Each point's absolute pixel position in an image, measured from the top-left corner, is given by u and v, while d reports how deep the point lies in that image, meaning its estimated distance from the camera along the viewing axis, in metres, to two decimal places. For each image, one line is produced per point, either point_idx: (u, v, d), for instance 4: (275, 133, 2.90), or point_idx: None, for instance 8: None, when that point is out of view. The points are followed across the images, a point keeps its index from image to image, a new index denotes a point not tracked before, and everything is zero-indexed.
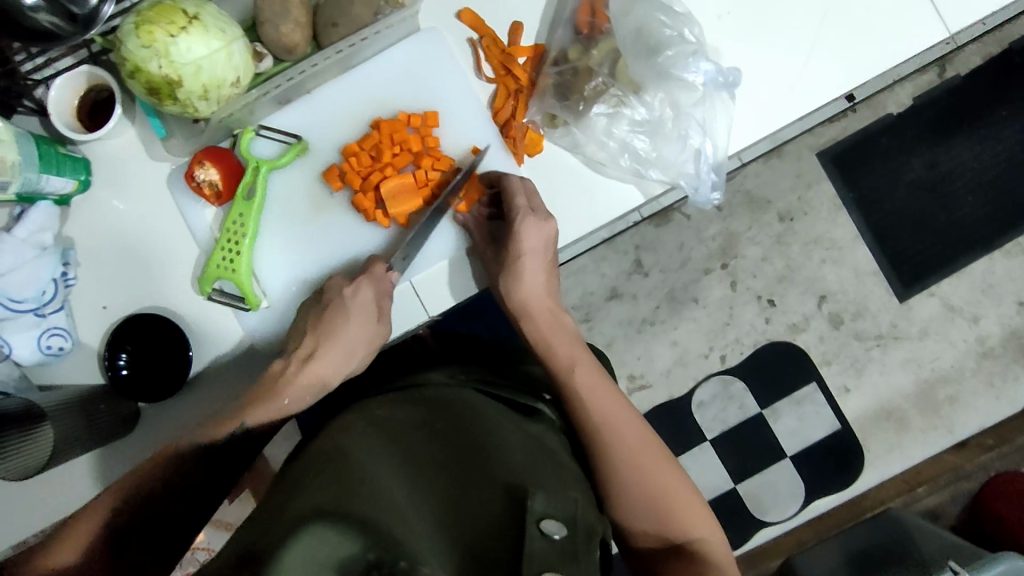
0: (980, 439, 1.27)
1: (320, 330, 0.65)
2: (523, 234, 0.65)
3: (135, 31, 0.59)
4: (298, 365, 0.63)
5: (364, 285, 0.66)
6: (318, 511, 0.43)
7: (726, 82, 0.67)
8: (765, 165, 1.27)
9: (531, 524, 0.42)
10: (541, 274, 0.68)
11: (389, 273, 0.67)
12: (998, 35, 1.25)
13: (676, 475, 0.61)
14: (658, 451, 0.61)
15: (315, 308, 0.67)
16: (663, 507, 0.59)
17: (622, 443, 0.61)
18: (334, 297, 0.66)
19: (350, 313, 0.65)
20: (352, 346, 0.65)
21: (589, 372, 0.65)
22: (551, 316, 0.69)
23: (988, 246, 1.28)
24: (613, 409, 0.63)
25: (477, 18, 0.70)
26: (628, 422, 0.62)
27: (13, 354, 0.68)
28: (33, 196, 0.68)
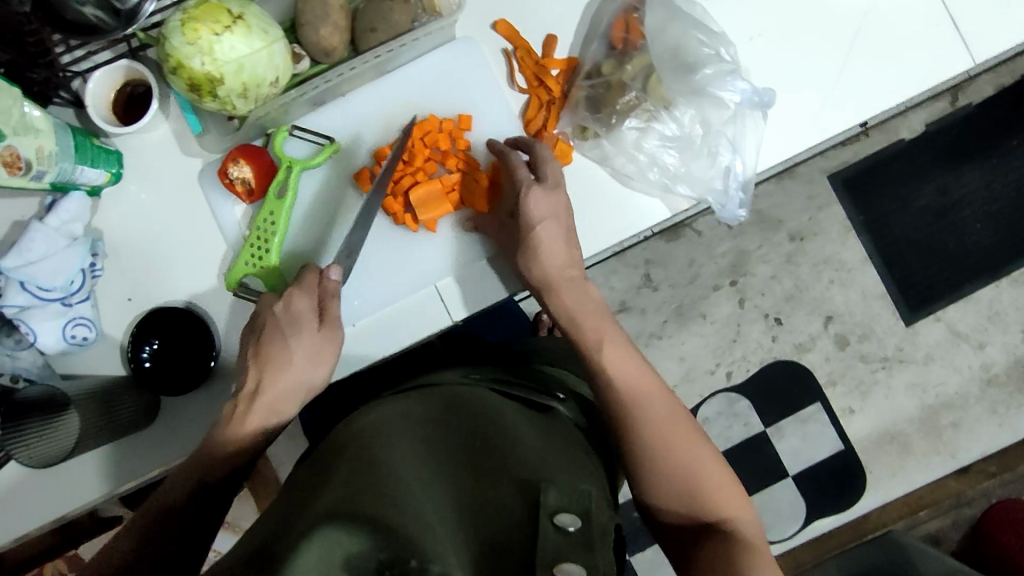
0: (982, 465, 1.28)
1: (259, 361, 0.62)
2: (532, 203, 0.64)
3: (181, 28, 0.60)
4: (248, 401, 0.61)
5: (299, 295, 0.64)
6: (332, 511, 0.43)
7: (761, 103, 0.67)
8: (777, 185, 1.29)
9: (545, 519, 0.44)
10: (563, 245, 0.66)
11: (325, 278, 0.64)
12: (1011, 66, 1.27)
13: (707, 453, 0.58)
14: (689, 427, 0.59)
15: (251, 338, 0.64)
16: (694, 487, 0.56)
17: (651, 418, 0.58)
18: (267, 319, 0.64)
19: (290, 330, 0.63)
20: (301, 360, 0.63)
21: (616, 348, 0.62)
22: (573, 283, 0.66)
23: (995, 274, 1.29)
24: (644, 385, 0.60)
25: (512, 28, 0.70)
26: (657, 396, 0.60)
27: (38, 342, 0.68)
28: (67, 186, 0.68)
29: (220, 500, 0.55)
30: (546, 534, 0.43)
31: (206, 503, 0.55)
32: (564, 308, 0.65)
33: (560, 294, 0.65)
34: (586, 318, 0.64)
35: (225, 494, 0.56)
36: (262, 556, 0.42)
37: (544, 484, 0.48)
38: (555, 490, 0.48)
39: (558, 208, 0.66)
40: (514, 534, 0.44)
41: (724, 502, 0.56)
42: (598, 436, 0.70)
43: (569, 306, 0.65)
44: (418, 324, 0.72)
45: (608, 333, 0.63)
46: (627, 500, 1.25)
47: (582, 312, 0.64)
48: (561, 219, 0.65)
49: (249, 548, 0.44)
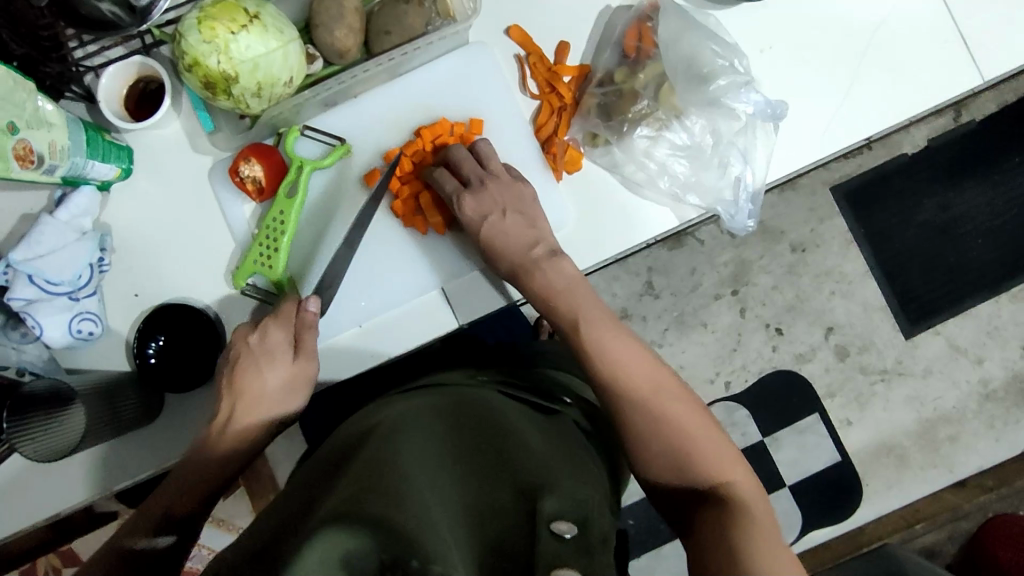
0: (979, 479, 1.28)
1: (233, 389, 0.65)
2: (488, 195, 0.68)
3: (197, 26, 0.60)
4: (219, 430, 0.64)
5: (274, 325, 0.66)
6: (335, 513, 0.42)
7: (774, 114, 0.68)
8: (780, 196, 1.29)
9: (542, 526, 0.44)
10: (527, 225, 0.68)
11: (301, 309, 0.66)
12: (1014, 83, 1.28)
13: (696, 417, 0.58)
14: (674, 394, 0.59)
15: (226, 368, 0.67)
16: (685, 452, 0.55)
17: (633, 387, 0.59)
18: (242, 349, 0.66)
19: (265, 357, 0.66)
20: (274, 384, 0.66)
21: (597, 324, 0.64)
22: (545, 261, 0.67)
23: (995, 289, 1.30)
24: (629, 359, 0.61)
25: (525, 34, 0.71)
26: (640, 363, 0.61)
27: (44, 336, 0.68)
28: (77, 180, 0.68)
29: (195, 520, 0.57)
30: (545, 541, 0.43)
31: (185, 517, 0.57)
32: (543, 285, 0.67)
33: (536, 273, 0.67)
34: (588, 310, 0.65)
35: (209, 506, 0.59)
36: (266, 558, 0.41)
37: (545, 490, 0.48)
38: (555, 496, 0.48)
39: (499, 198, 0.69)
40: (515, 540, 0.44)
41: (719, 465, 0.54)
42: (602, 442, 0.70)
43: (550, 282, 0.67)
44: (425, 326, 0.73)
45: (584, 310, 0.65)
46: (624, 506, 1.25)
47: (554, 291, 0.66)
48: (508, 209, 0.68)
49: (253, 547, 0.44)
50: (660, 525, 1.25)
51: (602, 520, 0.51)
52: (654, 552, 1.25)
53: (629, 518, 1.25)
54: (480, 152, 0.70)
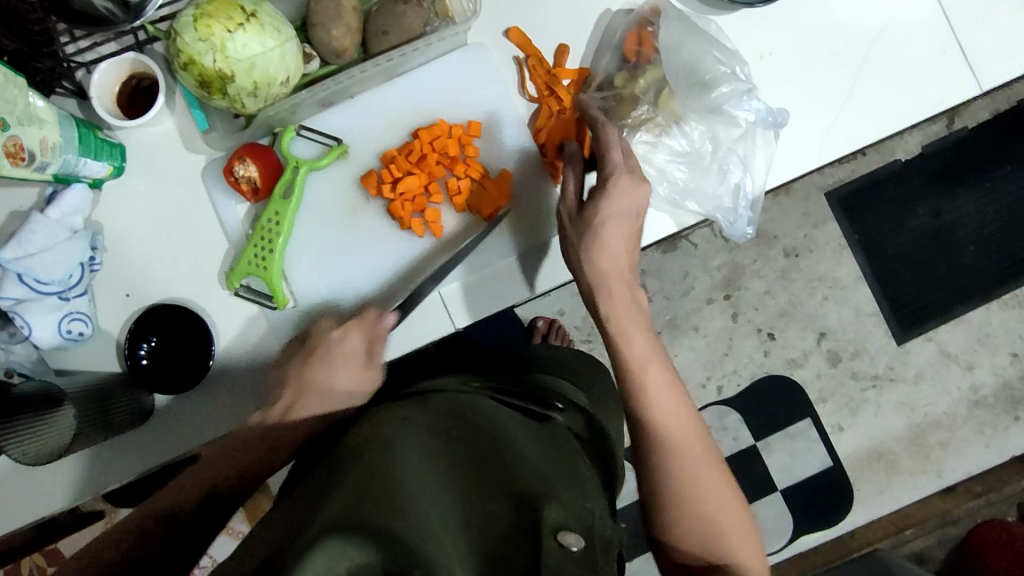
0: (968, 485, 1.29)
1: (306, 374, 0.65)
2: (614, 194, 0.62)
3: (193, 24, 0.59)
4: (278, 415, 0.63)
5: (352, 331, 0.66)
6: (335, 523, 0.41)
7: (775, 123, 0.68)
8: (773, 201, 1.30)
9: (547, 534, 0.44)
10: (625, 241, 0.65)
11: (380, 319, 0.66)
12: (1006, 92, 1.28)
13: (732, 502, 0.61)
14: (718, 475, 0.62)
15: (301, 353, 0.67)
16: (712, 524, 0.60)
17: (684, 450, 0.61)
18: (320, 343, 0.67)
19: (338, 359, 0.65)
20: (341, 383, 0.65)
21: (659, 372, 0.64)
22: (626, 289, 0.65)
23: (987, 296, 1.31)
24: (679, 416, 0.63)
25: (524, 36, 0.70)
26: (690, 424, 0.63)
27: (33, 336, 0.67)
28: (69, 178, 0.67)
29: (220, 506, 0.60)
30: (548, 548, 0.43)
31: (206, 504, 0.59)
32: (616, 320, 0.65)
33: (615, 303, 0.65)
34: (633, 348, 0.65)
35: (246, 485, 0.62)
36: (267, 565, 0.41)
37: (546, 497, 0.48)
38: (556, 504, 0.48)
39: (622, 199, 0.62)
40: (512, 545, 0.44)
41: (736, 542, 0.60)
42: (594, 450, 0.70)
43: (623, 319, 0.65)
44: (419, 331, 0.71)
45: (649, 351, 0.65)
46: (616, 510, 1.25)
47: (627, 321, 0.65)
48: (620, 217, 0.63)
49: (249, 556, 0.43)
50: None
51: (602, 529, 0.51)
52: (645, 556, 1.25)
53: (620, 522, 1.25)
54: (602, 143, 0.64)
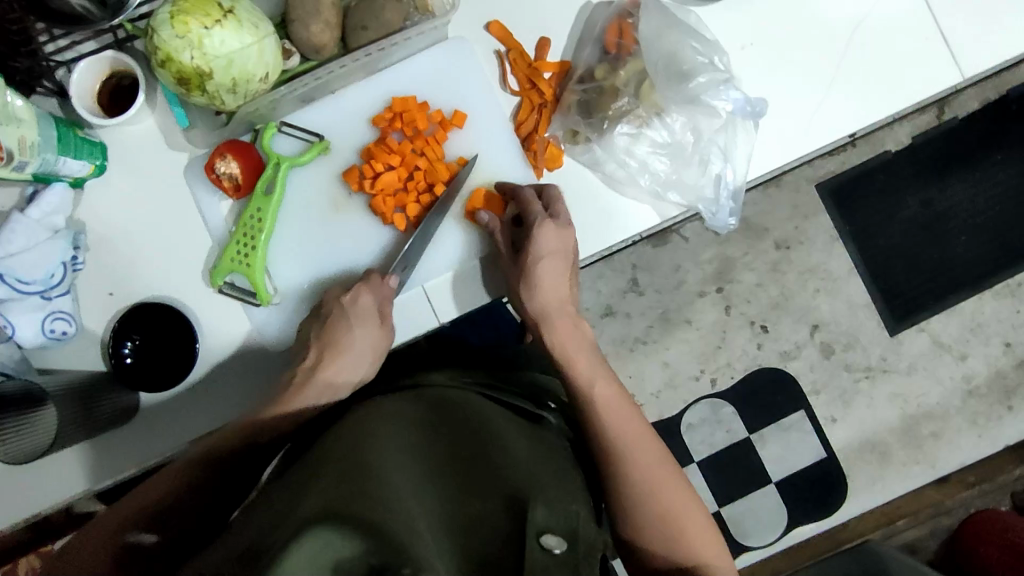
0: (961, 475, 1.29)
1: (322, 339, 0.66)
2: (541, 238, 0.66)
3: (170, 21, 0.59)
4: (305, 375, 0.64)
5: (364, 292, 0.66)
6: (322, 514, 0.42)
7: (754, 112, 0.68)
8: (763, 193, 1.29)
9: (531, 536, 0.45)
10: (564, 278, 0.68)
11: (387, 279, 0.67)
12: (996, 81, 1.28)
13: (693, 505, 0.60)
14: (676, 477, 0.61)
15: (316, 321, 0.67)
16: (670, 530, 0.59)
17: (636, 461, 0.60)
18: (334, 307, 0.67)
19: (354, 321, 0.65)
20: (360, 346, 0.65)
21: (607, 386, 0.64)
22: (569, 318, 0.69)
23: (978, 286, 1.30)
24: (642, 433, 0.62)
25: (505, 30, 0.70)
26: (641, 435, 0.62)
27: (15, 337, 0.68)
28: (49, 177, 0.67)
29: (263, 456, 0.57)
30: (534, 551, 0.44)
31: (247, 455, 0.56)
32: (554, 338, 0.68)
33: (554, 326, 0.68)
34: (584, 364, 0.66)
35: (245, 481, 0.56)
36: (249, 555, 0.40)
37: (531, 500, 0.49)
38: (542, 508, 0.49)
39: (558, 242, 0.66)
40: (495, 545, 0.45)
41: (697, 547, 0.59)
42: (583, 447, 0.71)
43: (562, 341, 0.67)
44: (405, 325, 0.71)
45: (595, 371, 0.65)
46: None
47: (573, 348, 0.67)
48: (550, 255, 0.67)
49: (229, 546, 0.43)
50: None
51: (587, 528, 0.52)
52: None
53: None
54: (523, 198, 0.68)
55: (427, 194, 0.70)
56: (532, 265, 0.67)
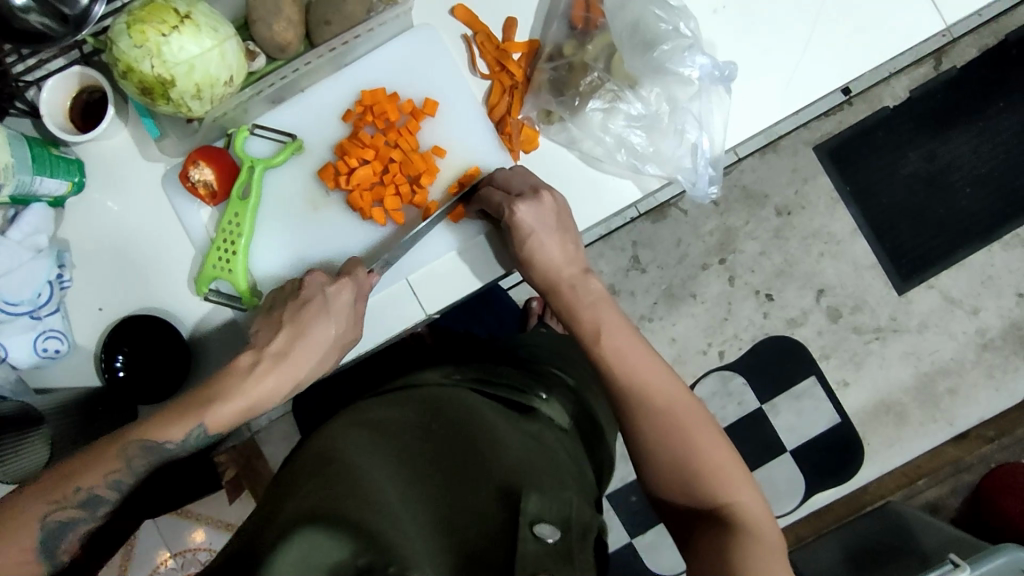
0: (980, 431, 1.27)
1: (299, 328, 0.63)
2: (521, 218, 0.64)
3: (127, 31, 0.59)
4: (267, 363, 0.61)
5: (347, 286, 0.65)
6: (309, 516, 0.43)
7: (723, 76, 0.66)
8: (762, 159, 1.27)
9: (524, 526, 0.44)
10: (567, 243, 0.66)
11: (368, 275, 0.67)
12: (994, 26, 1.25)
13: (719, 443, 0.57)
14: (700, 415, 0.58)
15: (292, 299, 0.65)
16: (693, 471, 0.56)
17: (646, 399, 0.59)
18: (314, 296, 0.65)
19: (327, 313, 0.64)
20: (325, 336, 0.64)
21: (618, 333, 0.62)
22: (572, 284, 0.66)
23: (987, 238, 1.27)
24: (664, 386, 0.59)
25: (471, 12, 0.69)
26: (657, 373, 0.60)
27: (10, 357, 0.68)
28: (27, 198, 0.67)
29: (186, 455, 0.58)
30: (524, 540, 0.43)
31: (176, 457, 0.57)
32: (568, 301, 0.65)
33: (564, 291, 0.66)
34: (605, 320, 0.63)
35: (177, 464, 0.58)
36: (245, 557, 0.42)
37: (525, 491, 0.48)
38: (537, 497, 0.48)
39: (556, 212, 0.65)
40: (488, 542, 0.44)
41: (725, 483, 0.56)
42: (578, 436, 0.70)
43: (578, 298, 0.65)
44: (393, 317, 0.71)
45: (606, 319, 0.63)
46: (626, 483, 1.25)
47: (580, 306, 0.64)
48: (560, 230, 0.65)
49: (224, 554, 0.44)
50: None
51: (582, 511, 0.52)
52: (657, 527, 1.25)
53: (632, 494, 1.25)
54: (484, 198, 0.67)
55: (409, 186, 0.69)
56: (524, 243, 0.65)
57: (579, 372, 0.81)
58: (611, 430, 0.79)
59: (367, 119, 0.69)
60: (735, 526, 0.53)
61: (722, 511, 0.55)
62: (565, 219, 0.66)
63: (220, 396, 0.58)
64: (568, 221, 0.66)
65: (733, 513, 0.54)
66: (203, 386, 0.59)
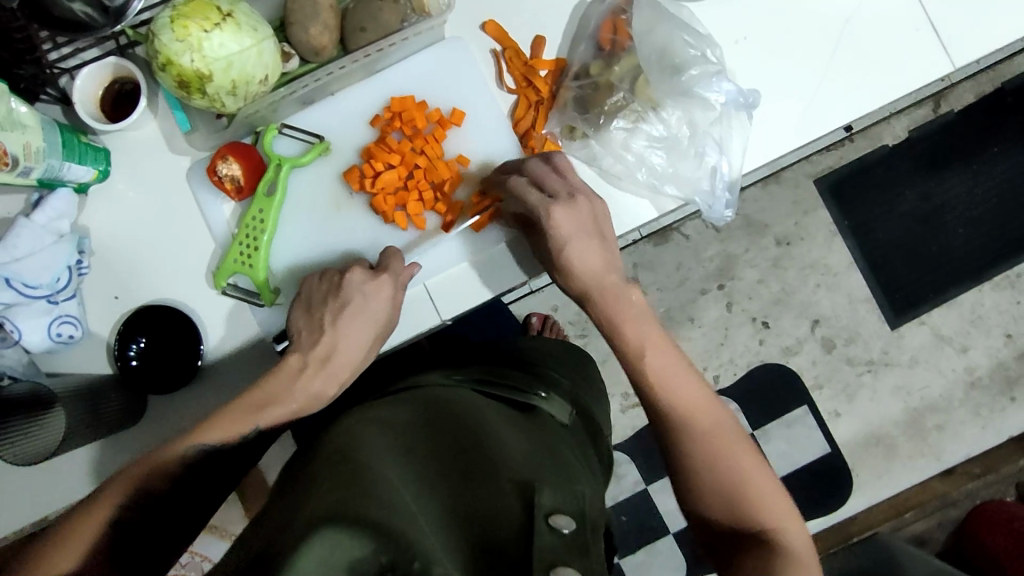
0: (967, 467, 1.29)
1: (336, 330, 0.65)
2: (557, 223, 0.64)
3: (170, 25, 0.60)
4: (316, 365, 0.64)
5: (386, 282, 0.66)
6: (327, 515, 0.42)
7: (747, 103, 0.69)
8: (764, 190, 1.30)
9: (539, 518, 0.44)
10: (600, 252, 0.65)
11: (407, 268, 0.67)
12: (992, 74, 1.29)
13: (757, 461, 0.60)
14: (737, 432, 0.61)
15: (329, 301, 0.66)
16: (736, 490, 0.58)
17: (691, 429, 0.60)
18: (355, 295, 0.66)
19: (367, 309, 0.66)
20: (366, 333, 0.66)
21: (660, 352, 0.63)
22: (614, 291, 0.65)
23: (978, 278, 1.31)
24: (705, 403, 0.61)
25: (500, 29, 0.71)
26: (701, 394, 0.62)
27: (23, 340, 0.68)
28: (54, 182, 0.68)
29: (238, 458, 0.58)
30: (541, 532, 0.43)
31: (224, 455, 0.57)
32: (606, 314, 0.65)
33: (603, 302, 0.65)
34: (642, 334, 0.64)
35: (229, 475, 0.58)
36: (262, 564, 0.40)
37: (537, 485, 0.48)
38: (548, 491, 0.48)
39: (585, 216, 0.65)
40: (504, 534, 0.44)
41: (770, 507, 0.58)
42: (579, 435, 0.71)
43: (622, 310, 0.64)
44: (408, 320, 0.72)
45: (649, 337, 0.63)
46: (617, 503, 1.25)
47: (625, 318, 0.64)
48: (590, 232, 0.65)
49: (240, 562, 0.42)
50: (655, 520, 1.25)
51: (593, 508, 0.51)
52: (645, 548, 1.25)
53: (622, 513, 1.25)
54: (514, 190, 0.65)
55: (432, 193, 0.71)
56: (559, 253, 0.65)
57: (574, 376, 0.82)
58: (607, 435, 0.80)
59: (395, 125, 0.71)
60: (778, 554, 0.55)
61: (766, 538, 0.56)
62: (599, 225, 0.65)
63: (272, 400, 0.61)
64: (602, 230, 0.66)
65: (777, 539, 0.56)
66: (254, 393, 0.62)
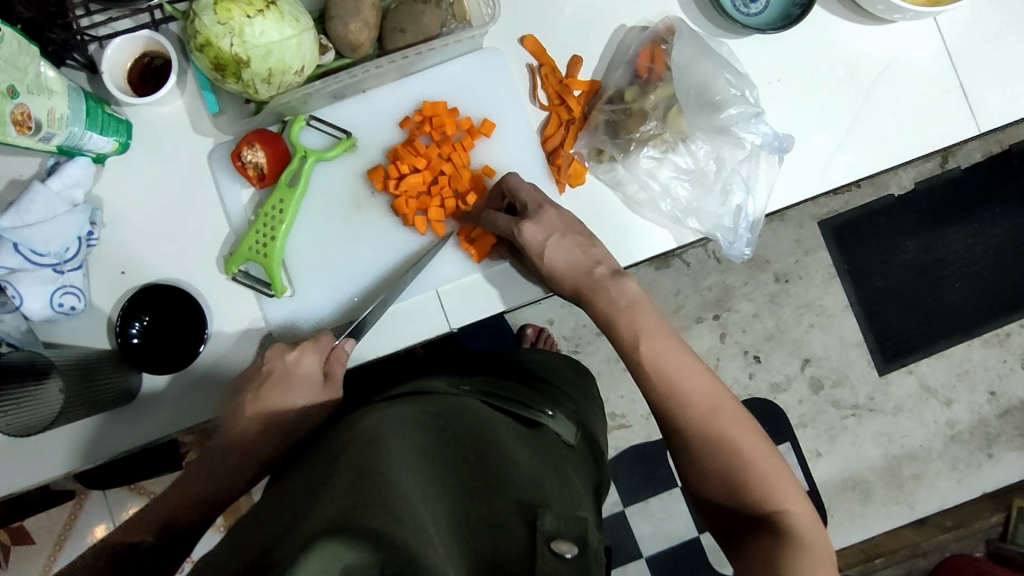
0: (938, 519, 1.31)
1: (259, 399, 0.64)
2: (526, 237, 0.65)
3: (213, 7, 0.59)
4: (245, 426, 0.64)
5: (309, 352, 0.66)
6: (330, 526, 0.39)
7: (780, 147, 0.70)
8: (768, 226, 1.31)
9: (541, 543, 0.44)
10: (575, 250, 0.66)
11: (335, 346, 0.67)
12: (999, 136, 1.32)
13: (758, 443, 0.61)
14: (738, 414, 0.62)
15: (254, 380, 0.66)
16: (738, 472, 0.59)
17: (692, 409, 0.61)
18: (276, 366, 0.65)
19: (292, 385, 0.65)
20: (291, 402, 0.65)
21: (657, 338, 0.63)
22: (605, 282, 0.65)
23: (968, 334, 1.33)
24: (705, 387, 0.62)
25: (539, 45, 0.71)
26: (701, 380, 0.62)
27: (23, 307, 0.66)
28: (72, 150, 0.66)
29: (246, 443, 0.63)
30: (544, 558, 0.43)
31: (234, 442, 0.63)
32: (606, 304, 0.64)
33: (603, 294, 0.65)
34: (652, 321, 0.64)
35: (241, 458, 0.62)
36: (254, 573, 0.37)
37: (539, 508, 0.48)
38: (550, 514, 0.48)
39: (557, 223, 0.66)
40: (506, 553, 0.43)
41: (775, 490, 0.58)
42: (581, 455, 0.70)
43: (614, 301, 0.64)
44: (418, 327, 0.72)
45: (645, 326, 0.63)
46: None
47: (616, 310, 0.64)
48: (567, 233, 0.66)
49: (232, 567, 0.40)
50: (628, 543, 1.25)
51: (595, 537, 0.49)
52: (617, 570, 1.25)
53: None
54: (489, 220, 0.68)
55: (455, 201, 0.71)
56: (540, 260, 0.65)
57: (573, 389, 0.82)
58: (604, 452, 0.79)
59: (424, 129, 0.71)
60: (786, 535, 0.55)
61: (772, 519, 0.57)
62: (572, 224, 0.67)
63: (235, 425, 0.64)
64: (578, 232, 0.67)
65: (784, 520, 0.57)
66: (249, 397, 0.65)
